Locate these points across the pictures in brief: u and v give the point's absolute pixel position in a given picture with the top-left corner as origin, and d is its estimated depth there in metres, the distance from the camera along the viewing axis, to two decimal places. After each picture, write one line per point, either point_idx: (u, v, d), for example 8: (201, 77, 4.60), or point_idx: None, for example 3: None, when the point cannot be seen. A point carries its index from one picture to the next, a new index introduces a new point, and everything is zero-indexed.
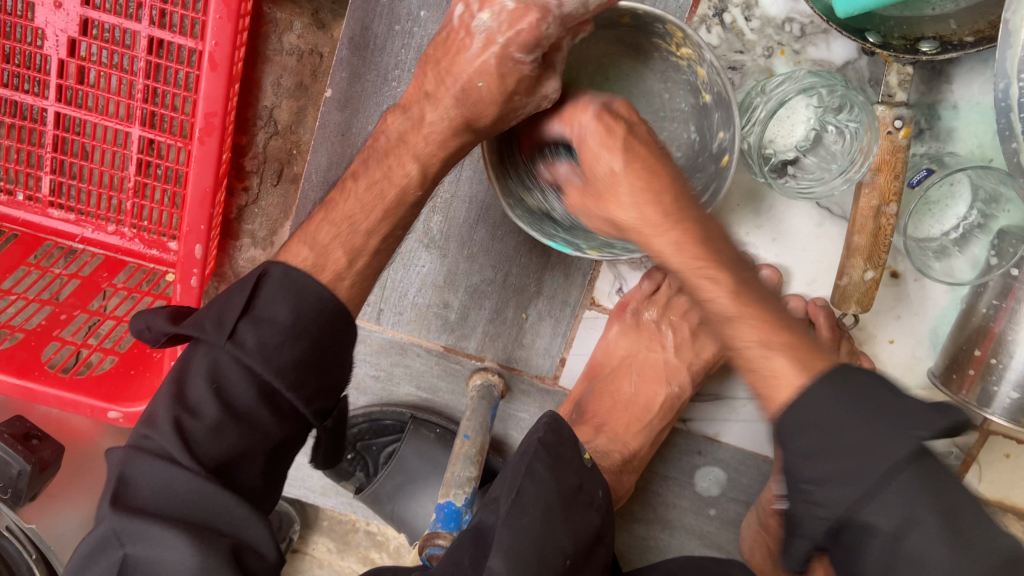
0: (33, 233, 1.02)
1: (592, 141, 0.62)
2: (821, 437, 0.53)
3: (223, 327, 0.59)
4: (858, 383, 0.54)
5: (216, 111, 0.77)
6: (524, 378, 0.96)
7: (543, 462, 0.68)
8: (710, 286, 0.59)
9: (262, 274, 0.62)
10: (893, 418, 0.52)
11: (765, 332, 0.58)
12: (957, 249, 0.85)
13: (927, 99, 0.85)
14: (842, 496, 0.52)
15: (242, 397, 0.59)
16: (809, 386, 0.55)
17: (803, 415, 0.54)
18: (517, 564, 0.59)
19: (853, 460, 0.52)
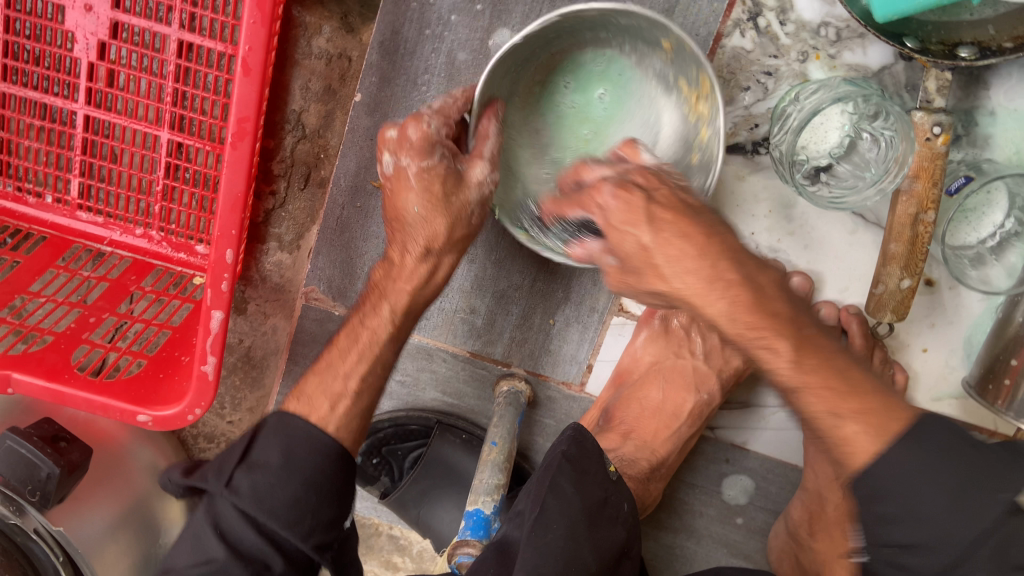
0: (62, 236, 1.02)
1: (617, 216, 0.58)
2: (895, 480, 0.53)
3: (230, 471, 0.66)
4: (935, 439, 0.53)
5: (249, 116, 0.77)
6: (550, 384, 0.96)
7: (566, 477, 0.65)
8: (768, 355, 0.56)
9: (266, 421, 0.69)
10: (975, 477, 0.52)
11: (834, 398, 0.55)
12: (993, 257, 0.83)
13: (964, 104, 0.83)
14: (931, 565, 0.52)
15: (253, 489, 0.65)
16: (884, 452, 0.53)
17: (888, 481, 0.53)
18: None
19: (941, 504, 0.51)
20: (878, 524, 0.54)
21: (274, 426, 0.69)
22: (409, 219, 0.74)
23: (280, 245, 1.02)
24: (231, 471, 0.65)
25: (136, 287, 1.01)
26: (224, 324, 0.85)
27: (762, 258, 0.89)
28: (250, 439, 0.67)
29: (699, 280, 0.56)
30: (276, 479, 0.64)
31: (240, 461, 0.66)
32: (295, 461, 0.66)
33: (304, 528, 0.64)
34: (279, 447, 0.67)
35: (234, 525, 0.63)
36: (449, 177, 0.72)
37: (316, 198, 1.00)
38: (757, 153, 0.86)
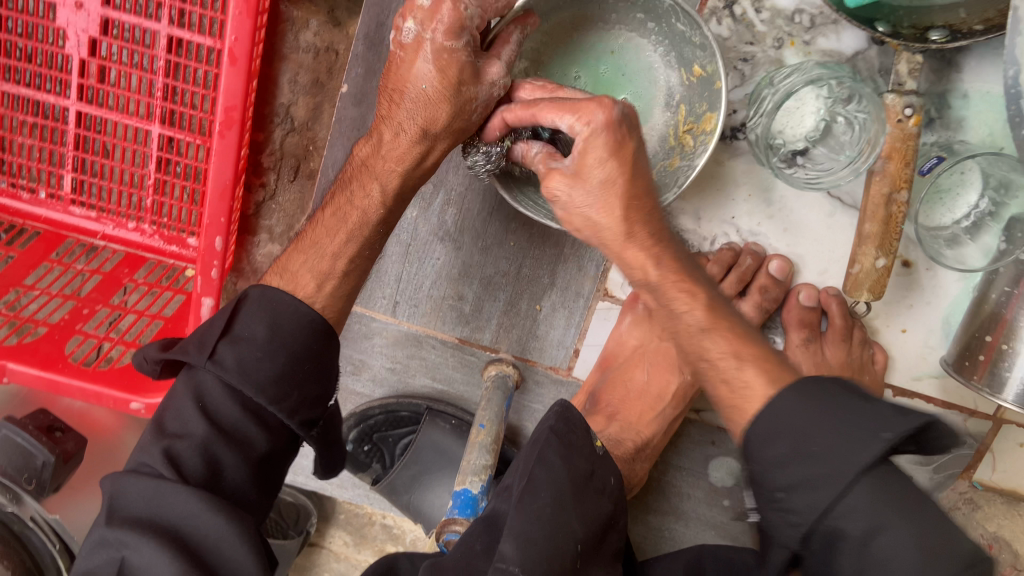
0: (55, 231, 1.04)
1: (596, 149, 0.62)
2: (779, 423, 0.58)
3: (204, 349, 0.66)
4: (829, 393, 0.58)
5: (236, 105, 0.78)
6: (538, 369, 0.97)
7: (555, 450, 0.67)
8: (686, 300, 0.67)
9: (241, 297, 0.69)
10: (864, 426, 0.56)
11: (735, 343, 0.64)
12: (968, 237, 0.85)
13: (936, 88, 0.85)
14: (814, 501, 0.56)
15: (227, 413, 0.66)
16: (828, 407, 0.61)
17: (772, 425, 0.59)
18: (529, 549, 0.59)
19: (835, 440, 0.56)
20: (767, 472, 0.59)
21: (258, 299, 0.70)
22: (412, 93, 0.68)
23: (270, 236, 1.03)
24: (214, 344, 0.67)
25: (129, 279, 1.03)
26: (214, 311, 0.86)
27: (743, 242, 0.91)
28: (232, 311, 0.69)
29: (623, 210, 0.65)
30: (263, 354, 0.67)
31: (223, 334, 0.67)
32: (281, 334, 0.69)
33: (289, 404, 0.68)
34: (265, 319, 0.69)
35: (216, 398, 0.66)
36: (466, 66, 0.65)
37: (305, 190, 1.01)
38: (736, 138, 0.87)
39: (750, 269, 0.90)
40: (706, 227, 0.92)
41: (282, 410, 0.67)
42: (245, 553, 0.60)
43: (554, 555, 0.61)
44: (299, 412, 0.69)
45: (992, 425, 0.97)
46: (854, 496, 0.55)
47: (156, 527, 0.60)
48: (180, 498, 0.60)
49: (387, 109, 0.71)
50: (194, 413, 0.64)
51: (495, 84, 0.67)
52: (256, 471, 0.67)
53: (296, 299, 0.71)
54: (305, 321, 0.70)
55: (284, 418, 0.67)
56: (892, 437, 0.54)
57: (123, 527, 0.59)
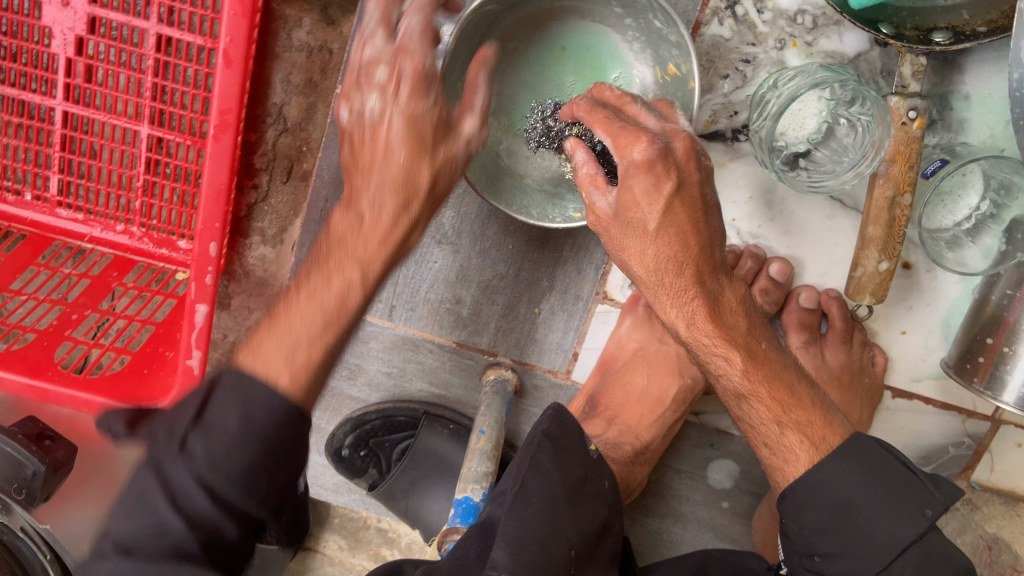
0: (41, 233, 1.02)
1: (637, 184, 0.59)
2: (827, 491, 0.64)
3: None
4: (880, 462, 0.65)
5: (231, 108, 0.76)
6: (536, 373, 0.97)
7: (547, 454, 0.64)
8: (722, 365, 0.67)
9: None
10: (902, 500, 0.64)
11: (779, 412, 0.66)
12: (968, 239, 0.85)
13: (938, 89, 0.85)
14: (841, 573, 0.64)
15: None
16: (822, 464, 0.65)
17: (826, 491, 0.64)
18: (521, 558, 0.57)
19: (889, 513, 0.63)
20: (816, 535, 0.66)
21: (231, 384, 0.52)
22: None
23: (263, 239, 1.02)
24: None
25: (118, 283, 1.02)
26: (208, 318, 0.84)
27: (743, 244, 0.91)
28: (202, 407, 0.51)
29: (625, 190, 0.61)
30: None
31: None
32: None
33: (272, 437, 0.61)
34: (238, 408, 0.51)
35: None
36: (440, 125, 0.60)
37: (298, 191, 0.99)
38: (737, 140, 0.87)
39: (751, 272, 0.89)
40: None
41: (266, 462, 0.60)
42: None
43: (546, 563, 0.59)
44: (282, 440, 0.62)
45: (991, 426, 0.97)
46: (904, 563, 0.62)
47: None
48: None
49: (382, 123, 0.72)
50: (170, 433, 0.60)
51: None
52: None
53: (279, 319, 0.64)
54: (282, 411, 0.51)
55: (269, 467, 0.61)
56: (934, 515, 0.63)
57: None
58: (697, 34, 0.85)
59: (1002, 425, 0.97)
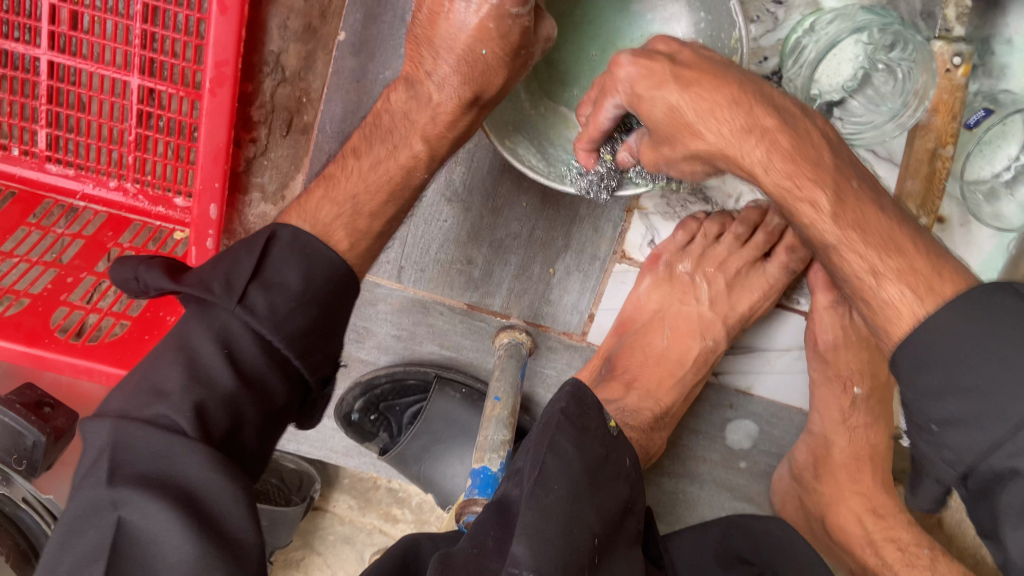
0: (31, 191, 0.97)
1: (770, 129, 0.61)
2: (942, 344, 0.54)
3: (232, 291, 0.60)
4: (1000, 307, 0.52)
5: (228, 59, 0.70)
6: (551, 335, 0.94)
7: (566, 436, 0.62)
8: (809, 211, 0.62)
9: (272, 237, 0.64)
10: (1012, 349, 0.50)
11: (883, 255, 0.59)
12: (1007, 191, 0.80)
13: (981, 33, 0.78)
14: (973, 441, 0.51)
15: (253, 363, 0.60)
16: (928, 316, 0.55)
17: (924, 349, 0.55)
18: (543, 549, 0.55)
19: (992, 366, 0.51)
20: (930, 403, 0.55)
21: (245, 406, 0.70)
22: (443, 36, 0.66)
23: (263, 196, 0.97)
24: (245, 286, 0.61)
25: (114, 244, 0.98)
26: None
27: (769, 199, 0.87)
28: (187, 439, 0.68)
29: (733, 124, 0.61)
30: (297, 304, 0.62)
31: (253, 278, 0.61)
32: (314, 287, 0.64)
33: (313, 360, 0.64)
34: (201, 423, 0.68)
35: (243, 346, 0.60)
36: (523, 36, 0.64)
37: (299, 145, 0.94)
38: (766, 88, 0.81)
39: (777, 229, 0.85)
40: (730, 184, 0.88)
41: (305, 365, 0.63)
42: (246, 522, 0.55)
43: (571, 552, 0.56)
44: (319, 368, 0.65)
45: None
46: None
47: (164, 484, 0.53)
48: (193, 460, 0.54)
49: (431, 66, 0.68)
50: (214, 355, 0.59)
51: (546, 40, 0.66)
52: (267, 421, 0.62)
53: (328, 247, 0.67)
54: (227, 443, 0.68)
55: (306, 373, 0.63)
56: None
57: (129, 483, 0.52)
58: None
59: None
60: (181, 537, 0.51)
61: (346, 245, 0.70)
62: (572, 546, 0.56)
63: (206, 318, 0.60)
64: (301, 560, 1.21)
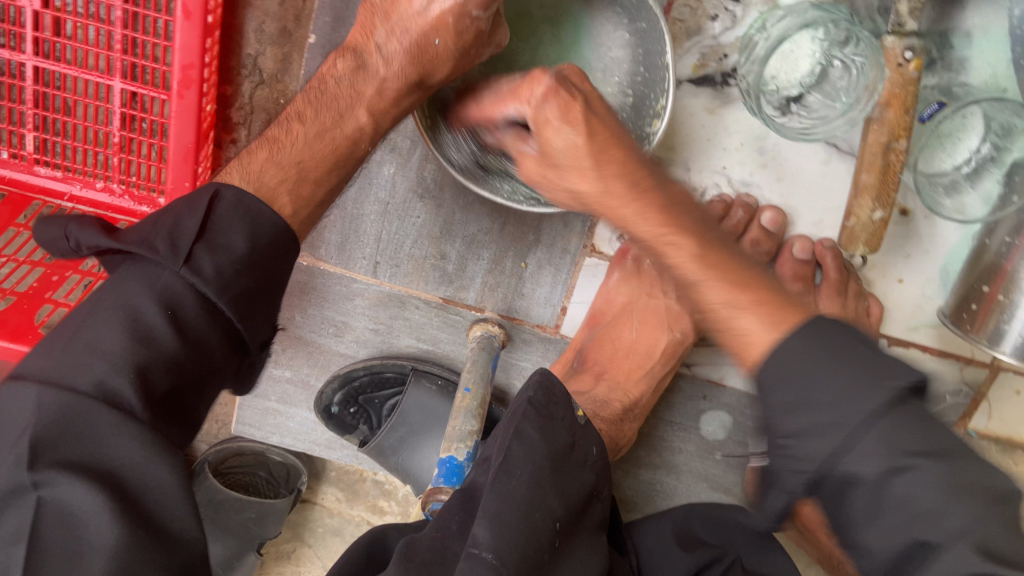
0: (21, 193, 1.00)
1: (551, 118, 0.56)
2: (789, 370, 0.50)
3: (179, 250, 0.58)
4: (837, 338, 0.50)
5: (194, 63, 0.72)
6: (525, 328, 0.96)
7: (533, 424, 0.64)
8: (673, 253, 0.57)
9: (216, 195, 0.61)
10: (867, 370, 0.48)
11: (730, 290, 0.56)
12: (968, 183, 0.82)
13: (938, 27, 0.79)
14: (815, 452, 0.48)
15: (194, 322, 0.58)
16: (777, 343, 0.52)
17: (781, 371, 0.50)
18: (504, 532, 0.56)
19: (831, 392, 0.48)
20: (779, 419, 0.51)
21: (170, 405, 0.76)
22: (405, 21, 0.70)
23: None
24: (191, 246, 0.58)
25: None
26: None
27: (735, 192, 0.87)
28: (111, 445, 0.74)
29: (596, 167, 0.56)
30: (241, 268, 0.60)
31: (198, 237, 0.59)
32: (259, 249, 0.62)
33: (251, 321, 0.62)
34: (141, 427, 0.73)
35: (186, 304, 0.58)
36: (480, 32, 0.69)
37: None
38: (726, 84, 0.83)
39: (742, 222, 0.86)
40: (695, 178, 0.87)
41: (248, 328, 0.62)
42: (179, 500, 0.54)
43: (532, 535, 0.57)
44: (259, 333, 0.64)
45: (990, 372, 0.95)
46: (869, 439, 0.47)
47: (91, 466, 0.51)
48: (123, 441, 0.52)
49: (384, 39, 0.72)
50: (160, 318, 0.56)
51: (496, 43, 0.72)
52: (201, 383, 0.60)
53: (271, 210, 0.64)
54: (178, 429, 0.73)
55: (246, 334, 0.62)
56: (898, 387, 0.47)
57: (52, 467, 0.49)
58: None
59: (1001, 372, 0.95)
60: (108, 521, 0.49)
61: (290, 211, 0.68)
62: (531, 527, 0.57)
63: (144, 273, 0.57)
64: (292, 551, 1.24)
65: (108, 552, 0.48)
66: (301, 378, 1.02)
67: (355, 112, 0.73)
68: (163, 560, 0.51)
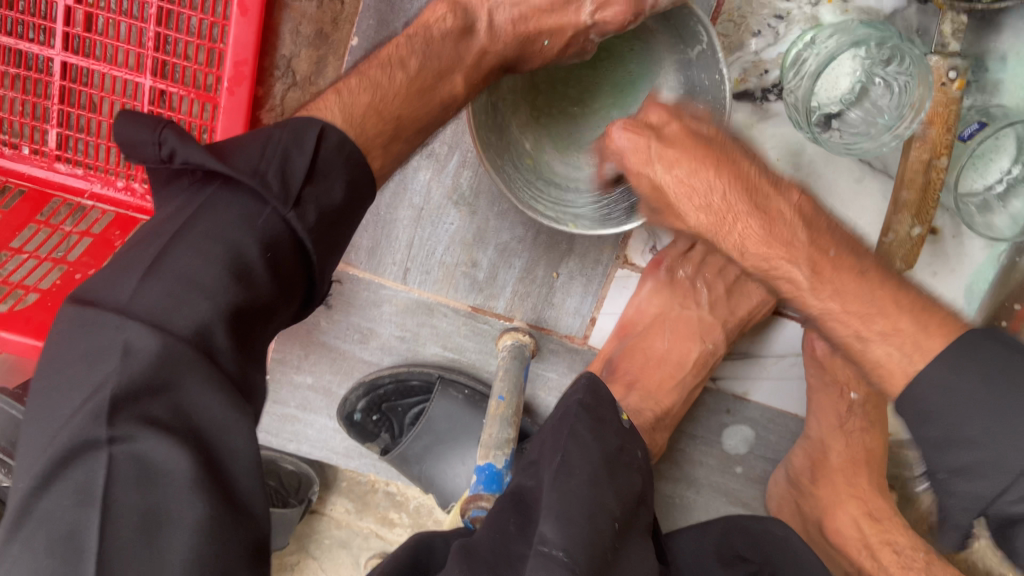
0: (39, 189, 0.98)
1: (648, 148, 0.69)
2: (942, 399, 0.56)
3: (289, 194, 0.56)
4: (987, 352, 0.56)
5: (246, 60, 0.72)
6: (553, 338, 0.95)
7: (584, 423, 0.65)
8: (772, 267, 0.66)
9: (323, 134, 0.59)
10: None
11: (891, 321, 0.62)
12: (1000, 204, 0.83)
13: (974, 50, 0.82)
14: (980, 490, 0.54)
15: (285, 259, 0.57)
16: (919, 373, 0.58)
17: (930, 401, 0.57)
18: (569, 530, 0.56)
19: (996, 425, 0.53)
20: (935, 454, 0.57)
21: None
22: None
23: None
24: (299, 189, 0.56)
25: (121, 241, 0.97)
26: None
27: None
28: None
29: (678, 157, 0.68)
30: (336, 216, 0.59)
31: (305, 176, 0.57)
32: (354, 198, 0.62)
33: (329, 261, 0.61)
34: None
35: (281, 247, 0.56)
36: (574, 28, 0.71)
37: None
38: (766, 100, 0.84)
39: None
40: None
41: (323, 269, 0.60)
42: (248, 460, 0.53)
43: (596, 536, 0.57)
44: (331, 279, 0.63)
45: None
46: None
47: (169, 421, 0.49)
48: (210, 398, 0.50)
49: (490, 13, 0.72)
50: (258, 255, 0.55)
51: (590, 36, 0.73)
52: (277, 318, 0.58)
53: (365, 155, 0.63)
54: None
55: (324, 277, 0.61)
56: None
57: (131, 422, 0.47)
58: None
59: None
60: (187, 487, 0.47)
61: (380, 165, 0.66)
62: (596, 528, 0.56)
63: (239, 202, 0.55)
64: (296, 564, 1.24)
65: (189, 526, 0.46)
66: (322, 385, 1.00)
67: (453, 75, 0.71)
68: (242, 537, 0.49)
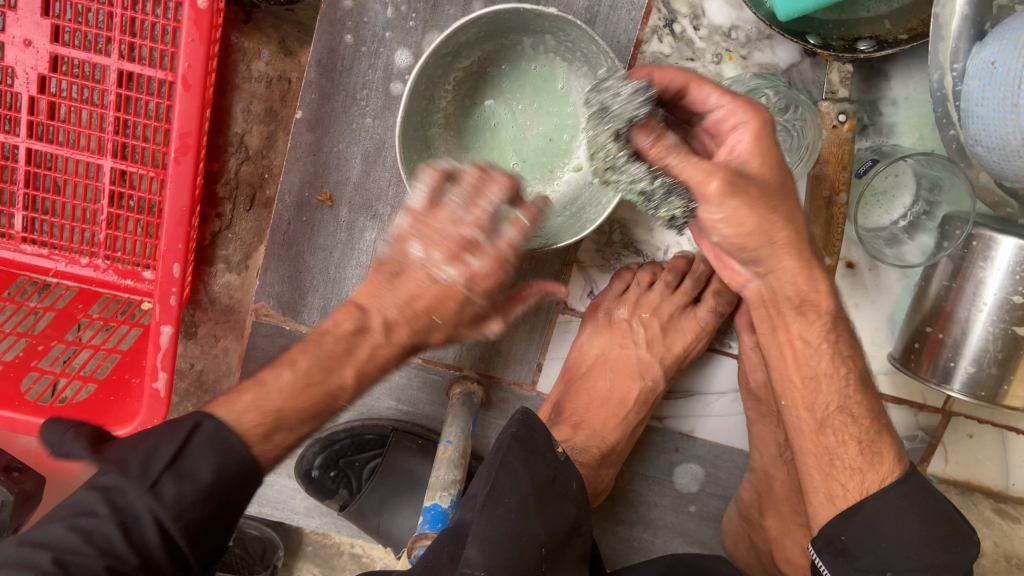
0: (6, 271, 1.01)
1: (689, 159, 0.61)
2: (879, 520, 0.68)
3: (146, 474, 0.54)
4: (936, 502, 0.70)
5: (192, 131, 0.76)
6: (503, 385, 0.99)
7: (515, 455, 0.71)
8: (804, 317, 0.68)
9: (195, 426, 0.57)
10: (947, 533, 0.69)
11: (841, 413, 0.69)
12: (906, 236, 0.89)
13: (867, 96, 0.89)
14: None
15: (126, 557, 0.52)
16: (891, 482, 0.69)
17: (888, 506, 0.68)
18: (493, 553, 0.63)
19: (904, 556, 0.67)
20: (855, 539, 0.68)
21: (211, 434, 0.57)
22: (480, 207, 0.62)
23: (228, 266, 1.04)
24: (158, 473, 0.55)
25: (83, 315, 1.02)
26: (174, 339, 0.83)
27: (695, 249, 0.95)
28: (183, 438, 0.57)
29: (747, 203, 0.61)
30: (201, 501, 0.55)
31: (169, 463, 0.55)
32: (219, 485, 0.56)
33: (199, 543, 0.56)
34: (213, 460, 0.56)
35: (114, 542, 0.52)
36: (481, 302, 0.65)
37: (263, 218, 1.02)
38: None
39: (703, 275, 0.92)
40: (657, 237, 0.95)
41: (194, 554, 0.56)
42: None
43: (518, 559, 0.64)
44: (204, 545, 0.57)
45: (942, 417, 1.00)
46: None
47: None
48: None
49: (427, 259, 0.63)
50: (129, 548, 0.52)
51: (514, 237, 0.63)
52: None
53: (249, 440, 0.58)
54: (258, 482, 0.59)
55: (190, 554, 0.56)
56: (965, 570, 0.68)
57: None
58: (638, 52, 0.89)
59: (953, 416, 1.00)
60: None
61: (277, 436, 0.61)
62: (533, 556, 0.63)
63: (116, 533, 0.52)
64: None
65: None
66: None
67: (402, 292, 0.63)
68: None
